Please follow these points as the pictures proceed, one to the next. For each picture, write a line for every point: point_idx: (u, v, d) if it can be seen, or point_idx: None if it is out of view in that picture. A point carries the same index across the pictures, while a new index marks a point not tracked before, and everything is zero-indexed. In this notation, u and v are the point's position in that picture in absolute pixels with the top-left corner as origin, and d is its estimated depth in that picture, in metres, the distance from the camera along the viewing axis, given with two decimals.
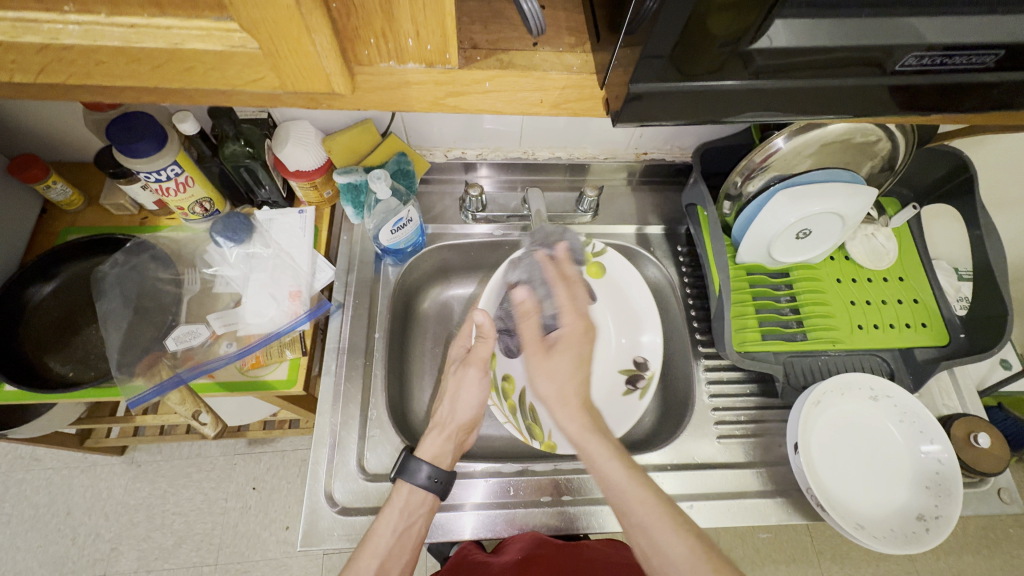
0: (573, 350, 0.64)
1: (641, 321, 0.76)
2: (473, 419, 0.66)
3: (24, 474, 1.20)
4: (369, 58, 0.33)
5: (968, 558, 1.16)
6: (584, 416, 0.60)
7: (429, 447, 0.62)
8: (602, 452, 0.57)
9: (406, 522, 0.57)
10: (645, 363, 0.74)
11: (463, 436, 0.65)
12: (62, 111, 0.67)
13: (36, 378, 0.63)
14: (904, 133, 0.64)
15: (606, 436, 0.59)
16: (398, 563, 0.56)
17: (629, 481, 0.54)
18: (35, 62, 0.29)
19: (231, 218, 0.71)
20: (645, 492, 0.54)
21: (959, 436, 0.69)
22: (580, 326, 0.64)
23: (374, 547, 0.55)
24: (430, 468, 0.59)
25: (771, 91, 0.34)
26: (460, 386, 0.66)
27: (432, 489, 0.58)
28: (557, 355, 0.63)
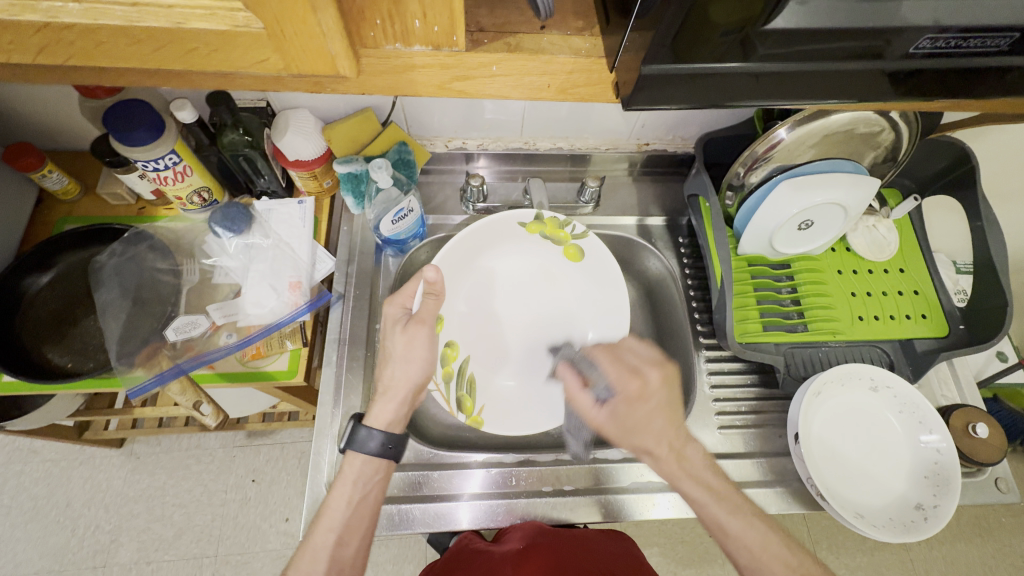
0: (644, 408, 0.57)
1: (610, 322, 0.74)
2: (422, 382, 0.61)
3: (23, 466, 1.19)
4: (375, 40, 0.33)
5: (961, 547, 1.18)
6: (674, 459, 0.56)
7: (381, 414, 0.59)
8: (699, 497, 0.54)
9: (362, 492, 0.56)
10: None
11: (412, 396, 0.61)
12: (58, 98, 0.66)
13: (34, 369, 0.62)
14: (907, 123, 0.64)
15: (701, 474, 0.56)
16: (355, 535, 0.55)
17: (743, 522, 0.52)
18: (32, 43, 0.29)
19: (229, 208, 0.70)
20: (751, 532, 0.52)
21: (957, 426, 0.70)
22: (637, 393, 0.57)
23: (329, 521, 0.54)
24: (382, 436, 0.58)
25: (776, 72, 0.34)
26: (408, 348, 0.61)
27: (385, 455, 0.58)
28: (633, 420, 0.57)
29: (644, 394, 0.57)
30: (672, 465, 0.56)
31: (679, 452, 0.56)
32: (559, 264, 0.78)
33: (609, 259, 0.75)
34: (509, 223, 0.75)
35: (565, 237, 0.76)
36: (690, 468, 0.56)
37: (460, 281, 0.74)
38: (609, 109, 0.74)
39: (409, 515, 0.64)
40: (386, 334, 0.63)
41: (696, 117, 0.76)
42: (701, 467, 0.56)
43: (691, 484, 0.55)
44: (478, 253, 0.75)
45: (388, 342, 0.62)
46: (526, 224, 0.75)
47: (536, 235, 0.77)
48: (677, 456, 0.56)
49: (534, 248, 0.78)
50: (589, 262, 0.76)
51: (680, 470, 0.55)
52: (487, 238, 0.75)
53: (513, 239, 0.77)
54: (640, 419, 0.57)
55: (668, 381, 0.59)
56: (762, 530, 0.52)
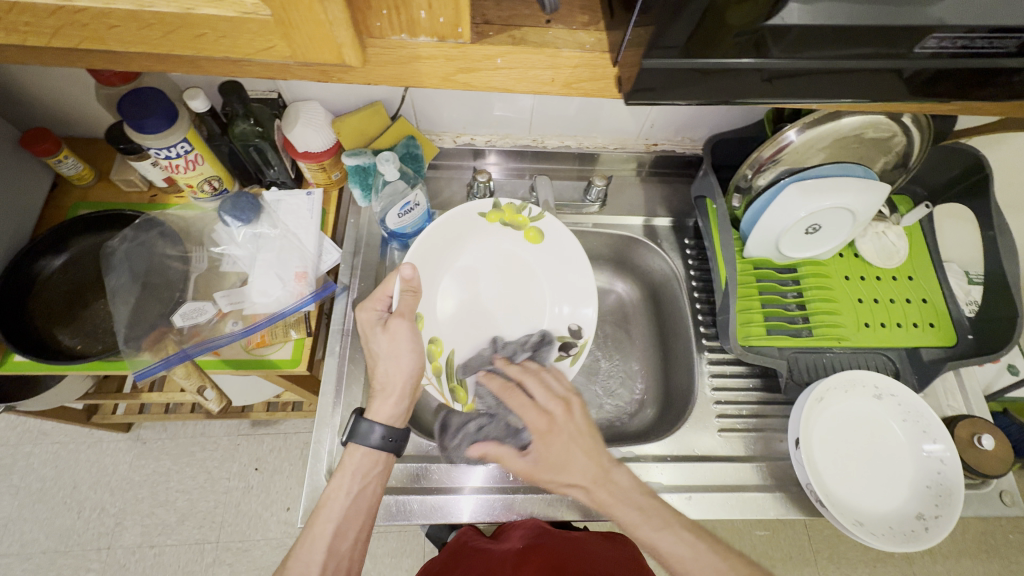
0: (557, 442, 0.58)
1: (578, 288, 0.75)
2: (417, 373, 0.62)
3: (32, 447, 1.22)
4: (381, 30, 0.34)
5: (966, 562, 1.16)
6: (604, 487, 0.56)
7: (381, 410, 0.60)
8: (631, 517, 0.54)
9: (361, 484, 0.57)
10: (580, 331, 0.74)
11: (411, 388, 0.62)
12: (75, 86, 0.68)
13: (44, 349, 0.64)
14: (920, 128, 0.63)
15: (631, 497, 0.56)
16: (354, 526, 0.55)
17: (669, 533, 0.53)
18: (47, 25, 0.30)
19: (239, 199, 0.70)
20: (682, 547, 0.53)
21: (962, 437, 0.69)
22: (546, 428, 0.59)
23: (328, 511, 0.55)
24: (384, 429, 0.58)
25: (778, 68, 0.34)
26: (393, 344, 0.61)
27: (385, 448, 0.58)
28: (548, 455, 0.57)
29: (554, 427, 0.58)
30: (602, 492, 0.56)
31: (605, 479, 0.56)
32: (524, 251, 0.76)
33: (570, 238, 0.74)
34: (470, 215, 0.73)
35: (524, 222, 0.75)
36: (620, 492, 0.56)
37: (434, 278, 0.72)
38: (617, 109, 0.74)
39: (408, 506, 0.64)
40: (369, 338, 0.63)
41: (704, 118, 0.76)
42: (630, 490, 0.56)
43: (622, 510, 0.55)
44: (448, 249, 0.73)
45: (373, 344, 0.62)
46: (486, 214, 0.74)
47: (497, 224, 0.75)
48: (606, 485, 0.56)
49: (496, 239, 0.76)
50: (549, 243, 0.75)
51: (609, 497, 0.56)
52: (450, 230, 0.72)
53: (478, 230, 0.75)
54: (558, 452, 0.57)
55: (578, 411, 0.60)
56: (692, 541, 0.53)
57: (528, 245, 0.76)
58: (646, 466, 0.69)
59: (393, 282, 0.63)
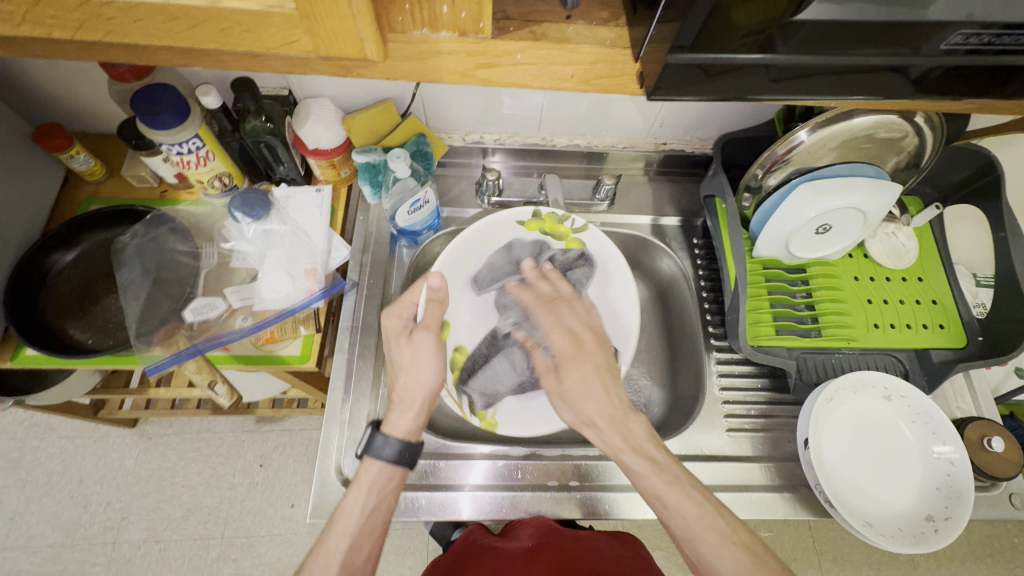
0: (577, 369, 0.58)
1: (619, 315, 0.72)
2: (436, 388, 0.61)
3: (39, 441, 1.22)
4: (402, 25, 0.35)
5: (971, 565, 1.15)
6: (617, 431, 0.56)
7: (399, 424, 0.59)
8: (638, 467, 0.54)
9: (376, 500, 0.57)
10: (613, 355, 0.71)
11: (428, 404, 0.60)
12: (89, 81, 0.68)
13: (56, 343, 0.64)
14: (934, 129, 0.63)
15: (642, 446, 0.56)
16: (368, 540, 0.55)
17: (676, 489, 0.53)
18: (73, 18, 0.31)
19: (249, 194, 0.71)
20: (691, 504, 0.52)
21: (971, 439, 0.69)
22: (569, 354, 0.59)
23: (343, 526, 0.55)
24: (398, 444, 0.58)
25: (793, 67, 0.34)
26: (414, 357, 0.61)
27: (400, 462, 0.58)
28: (566, 379, 0.59)
29: (578, 355, 0.59)
30: (616, 436, 0.56)
31: (621, 423, 0.57)
32: (563, 264, 0.75)
33: (609, 250, 0.73)
34: (508, 223, 0.73)
35: (566, 233, 0.73)
36: (631, 440, 0.56)
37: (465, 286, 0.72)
38: (627, 107, 0.74)
39: (416, 502, 0.64)
40: (391, 348, 0.63)
41: (715, 117, 0.76)
42: (643, 440, 0.56)
43: (630, 454, 0.55)
44: (483, 258, 0.73)
45: (395, 355, 0.62)
46: (525, 222, 0.73)
47: (536, 233, 0.74)
48: (620, 430, 0.56)
49: (537, 248, 0.75)
50: (589, 257, 0.74)
51: (621, 440, 0.56)
52: (486, 239, 0.72)
53: (514, 239, 0.75)
54: (577, 380, 0.58)
55: (604, 346, 0.60)
56: (700, 501, 0.53)
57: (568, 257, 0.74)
58: None
59: (420, 289, 0.64)
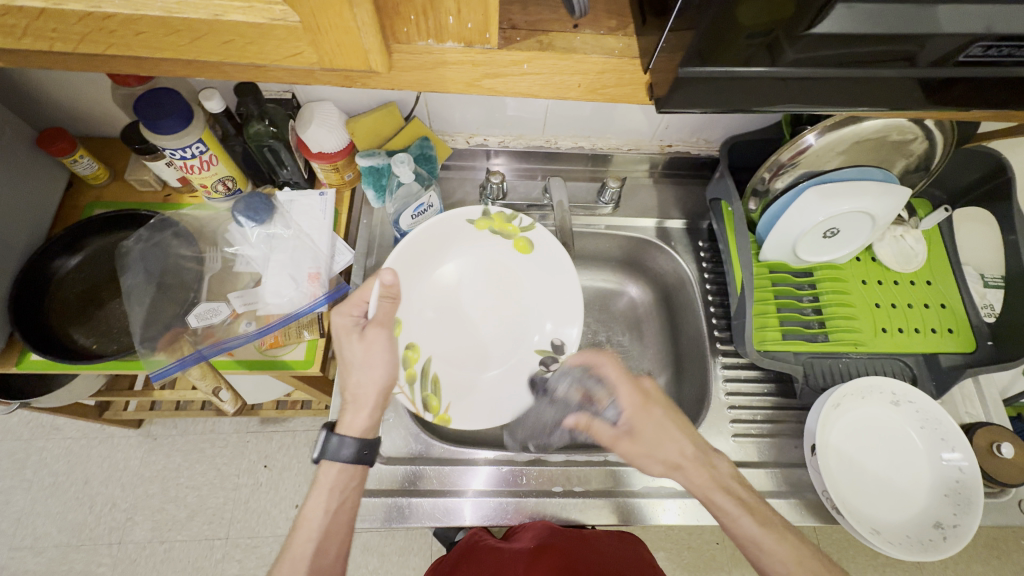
0: (650, 421, 0.60)
1: (565, 306, 0.73)
2: (389, 384, 0.61)
3: (45, 442, 1.23)
4: (408, 36, 0.35)
5: (977, 568, 1.15)
6: (703, 470, 0.58)
7: (353, 423, 0.59)
8: (728, 507, 0.55)
9: (339, 500, 0.56)
10: (561, 347, 0.73)
11: (383, 399, 0.61)
12: (93, 86, 0.68)
13: (62, 349, 0.65)
14: (943, 132, 0.62)
15: (729, 487, 0.57)
16: (335, 543, 0.55)
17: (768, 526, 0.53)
18: (76, 31, 0.31)
19: (252, 198, 0.69)
20: (769, 539, 0.53)
21: (981, 445, 0.68)
22: (634, 424, 0.59)
23: (308, 530, 0.55)
24: (354, 444, 0.57)
25: (799, 79, 0.34)
26: (368, 353, 0.61)
27: (359, 461, 0.57)
28: (643, 436, 0.59)
29: (648, 409, 0.60)
30: (701, 477, 0.57)
31: (704, 462, 0.58)
32: (513, 261, 0.76)
33: (557, 245, 0.72)
34: (459, 221, 0.73)
35: (514, 231, 0.75)
36: (718, 480, 0.57)
37: (417, 283, 0.71)
38: (632, 110, 0.74)
39: (419, 508, 0.64)
40: (342, 345, 0.62)
41: (721, 119, 0.75)
42: (727, 479, 0.57)
43: (719, 494, 0.56)
44: (434, 255, 0.73)
45: (347, 352, 0.61)
46: (475, 221, 0.74)
47: (486, 231, 0.75)
48: (704, 470, 0.58)
49: (484, 245, 0.76)
50: (538, 254, 0.75)
51: (708, 478, 0.57)
52: (436, 237, 0.72)
53: (464, 236, 0.75)
54: (653, 432, 0.59)
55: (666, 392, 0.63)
56: (783, 537, 0.53)
57: (516, 254, 0.76)
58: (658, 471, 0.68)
59: (370, 288, 0.61)
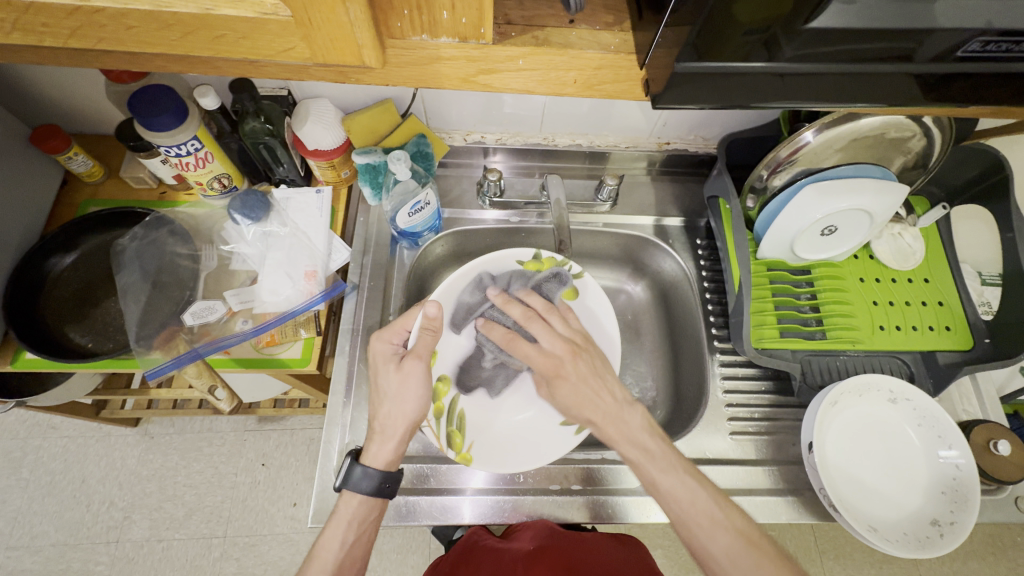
0: (565, 383, 0.58)
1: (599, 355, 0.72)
2: (420, 418, 0.59)
3: (42, 441, 1.22)
4: (402, 30, 0.35)
5: (974, 564, 1.15)
6: (614, 426, 0.56)
7: (378, 454, 0.58)
8: (641, 455, 0.55)
9: (356, 533, 0.56)
10: None
11: (410, 432, 0.59)
12: (87, 83, 0.68)
13: (56, 347, 0.64)
14: (942, 130, 0.62)
15: (636, 437, 0.56)
16: (350, 573, 0.56)
17: (679, 472, 0.54)
18: (64, 25, 0.31)
19: (249, 196, 0.71)
20: (681, 488, 0.53)
21: (977, 442, 0.68)
22: (553, 371, 0.59)
23: (322, 564, 0.54)
24: (375, 477, 0.56)
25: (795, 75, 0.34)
26: (403, 386, 0.59)
27: (379, 494, 0.57)
28: (558, 391, 0.59)
29: (562, 369, 0.58)
30: (612, 431, 0.56)
31: (617, 419, 0.56)
32: None
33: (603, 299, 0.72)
34: (508, 262, 0.72)
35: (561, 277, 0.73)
36: (629, 433, 0.56)
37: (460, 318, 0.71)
38: (629, 107, 0.73)
39: (417, 507, 0.64)
40: (378, 372, 0.61)
41: (718, 117, 0.75)
42: (640, 431, 0.56)
43: (632, 449, 0.55)
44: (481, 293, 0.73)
45: (381, 381, 0.60)
46: (525, 263, 0.73)
47: None
48: (619, 426, 0.56)
49: None
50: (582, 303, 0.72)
51: (618, 433, 0.56)
52: (487, 282, 0.71)
53: None
54: (569, 392, 0.58)
55: (585, 354, 0.59)
56: (693, 488, 0.53)
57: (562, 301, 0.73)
58: None
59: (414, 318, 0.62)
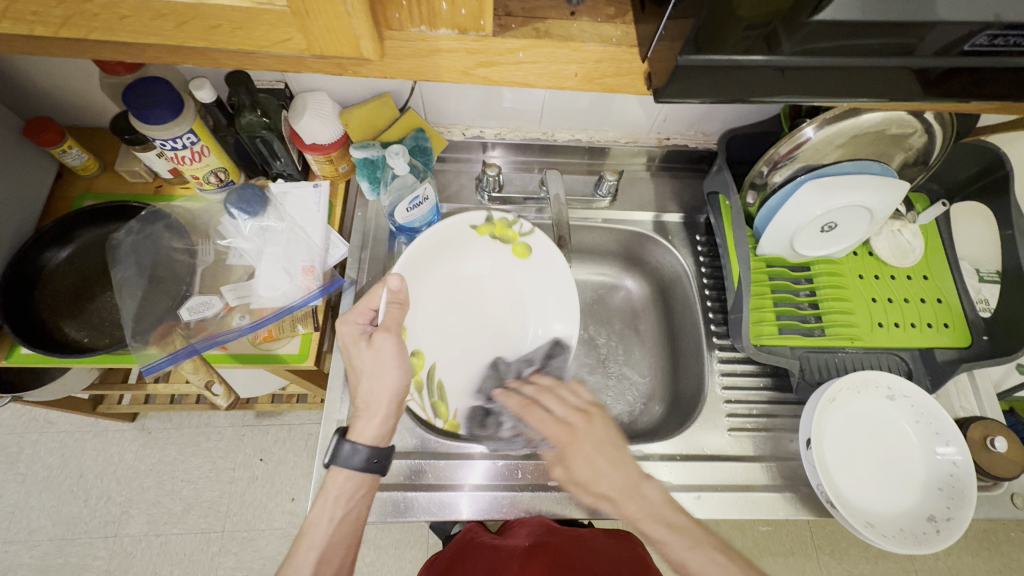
0: (579, 452, 0.59)
1: (559, 307, 0.74)
2: (402, 390, 0.59)
3: (39, 436, 1.22)
4: (400, 21, 0.34)
5: (967, 559, 1.16)
6: (633, 501, 0.56)
7: (364, 430, 0.58)
8: (666, 532, 0.54)
9: (345, 509, 0.56)
10: (563, 347, 0.73)
11: (395, 406, 0.59)
12: (81, 74, 0.67)
13: (52, 342, 0.64)
14: (943, 125, 0.62)
15: (662, 513, 0.55)
16: (338, 552, 0.55)
17: (707, 549, 0.53)
18: (56, 14, 0.30)
19: (245, 190, 0.71)
20: (713, 567, 0.52)
21: (974, 439, 0.69)
22: (566, 439, 0.60)
23: (311, 538, 0.54)
24: (367, 451, 0.56)
25: (797, 70, 0.34)
26: (377, 360, 0.59)
27: (369, 469, 0.56)
28: (572, 465, 0.58)
29: (575, 438, 0.60)
30: (632, 507, 0.56)
31: (634, 490, 0.56)
32: (511, 266, 0.76)
33: (557, 255, 0.73)
34: (462, 227, 0.73)
35: (514, 236, 0.75)
36: (649, 508, 0.55)
37: (423, 288, 0.71)
38: (630, 102, 0.73)
39: (415, 502, 0.64)
40: (351, 353, 0.61)
41: (719, 112, 0.75)
42: (661, 505, 0.56)
43: (654, 526, 0.54)
44: (438, 260, 0.73)
45: (357, 360, 0.60)
46: (477, 227, 0.74)
47: (487, 237, 0.75)
48: (637, 500, 0.56)
49: (488, 253, 0.76)
50: (536, 259, 0.75)
51: (638, 509, 0.55)
52: (438, 246, 0.72)
53: (466, 243, 0.74)
54: (581, 461, 0.58)
55: (598, 421, 0.61)
56: (724, 564, 0.52)
57: (515, 259, 0.76)
58: (653, 465, 0.68)
59: (378, 294, 0.61)
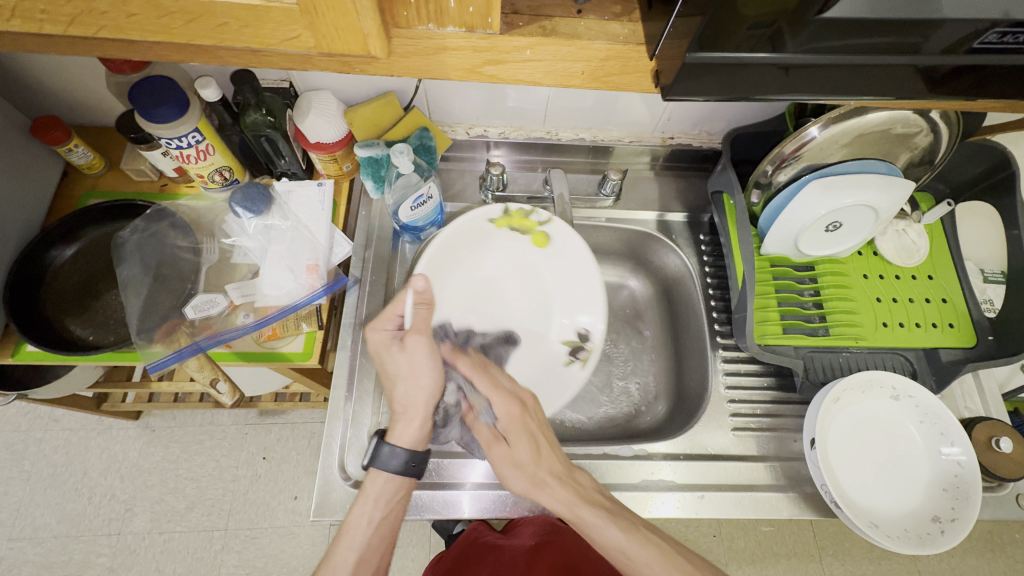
0: (525, 430, 0.58)
1: (582, 297, 0.74)
2: (437, 391, 0.59)
3: (43, 433, 1.23)
4: (407, 20, 0.35)
5: (972, 561, 1.16)
6: (567, 485, 0.56)
7: (404, 434, 0.58)
8: (597, 518, 0.53)
9: (383, 510, 0.55)
10: (587, 335, 0.73)
11: (433, 407, 0.59)
12: (86, 73, 0.67)
13: (57, 340, 0.64)
14: (949, 124, 0.62)
15: (592, 496, 0.55)
16: (376, 554, 0.54)
17: (638, 532, 0.53)
18: (65, 12, 0.31)
19: (250, 188, 0.69)
20: (648, 550, 0.51)
21: (979, 440, 0.68)
22: (516, 412, 0.59)
23: (351, 540, 0.54)
24: (405, 454, 0.56)
25: (803, 68, 0.34)
26: (412, 364, 0.59)
27: (408, 473, 0.56)
28: (516, 443, 0.58)
29: (523, 416, 0.59)
30: (567, 493, 0.55)
31: (569, 476, 0.57)
32: (533, 257, 0.76)
33: (577, 242, 0.73)
34: (481, 221, 0.73)
35: (532, 226, 0.74)
36: (582, 493, 0.55)
37: (449, 285, 0.72)
38: (634, 101, 0.73)
39: (418, 501, 0.64)
40: (384, 359, 0.61)
41: (723, 111, 0.75)
42: (592, 492, 0.56)
43: (585, 509, 0.54)
44: (460, 255, 0.73)
45: (390, 364, 0.60)
46: (496, 220, 0.74)
47: (505, 230, 0.75)
48: (570, 485, 0.56)
49: (509, 245, 0.76)
50: (557, 247, 0.74)
51: (574, 491, 0.55)
52: (459, 240, 0.72)
53: (486, 237, 0.75)
54: (524, 439, 0.58)
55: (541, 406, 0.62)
56: (658, 543, 0.52)
57: (536, 249, 0.75)
58: (656, 464, 0.68)
59: (404, 297, 0.61)
